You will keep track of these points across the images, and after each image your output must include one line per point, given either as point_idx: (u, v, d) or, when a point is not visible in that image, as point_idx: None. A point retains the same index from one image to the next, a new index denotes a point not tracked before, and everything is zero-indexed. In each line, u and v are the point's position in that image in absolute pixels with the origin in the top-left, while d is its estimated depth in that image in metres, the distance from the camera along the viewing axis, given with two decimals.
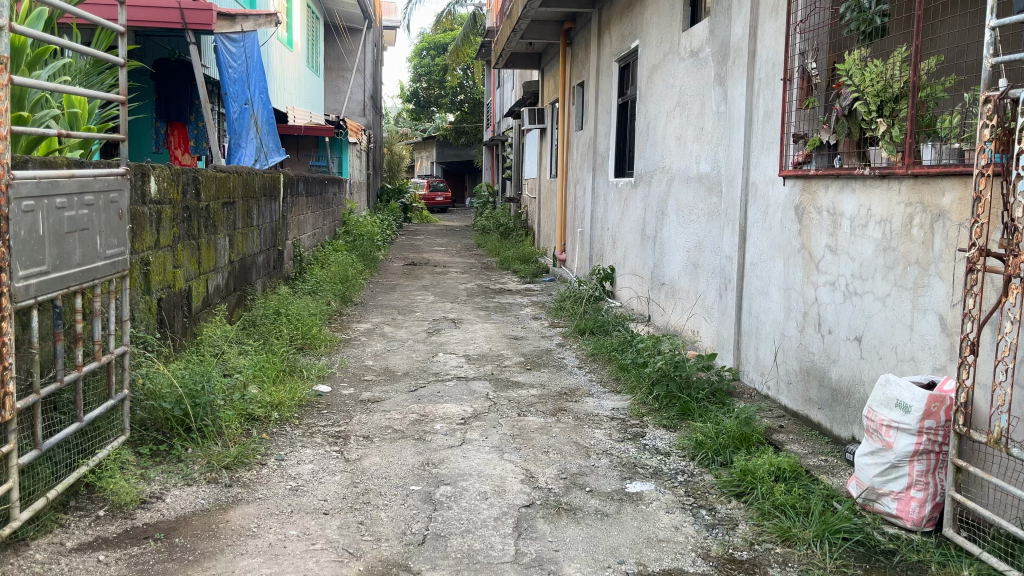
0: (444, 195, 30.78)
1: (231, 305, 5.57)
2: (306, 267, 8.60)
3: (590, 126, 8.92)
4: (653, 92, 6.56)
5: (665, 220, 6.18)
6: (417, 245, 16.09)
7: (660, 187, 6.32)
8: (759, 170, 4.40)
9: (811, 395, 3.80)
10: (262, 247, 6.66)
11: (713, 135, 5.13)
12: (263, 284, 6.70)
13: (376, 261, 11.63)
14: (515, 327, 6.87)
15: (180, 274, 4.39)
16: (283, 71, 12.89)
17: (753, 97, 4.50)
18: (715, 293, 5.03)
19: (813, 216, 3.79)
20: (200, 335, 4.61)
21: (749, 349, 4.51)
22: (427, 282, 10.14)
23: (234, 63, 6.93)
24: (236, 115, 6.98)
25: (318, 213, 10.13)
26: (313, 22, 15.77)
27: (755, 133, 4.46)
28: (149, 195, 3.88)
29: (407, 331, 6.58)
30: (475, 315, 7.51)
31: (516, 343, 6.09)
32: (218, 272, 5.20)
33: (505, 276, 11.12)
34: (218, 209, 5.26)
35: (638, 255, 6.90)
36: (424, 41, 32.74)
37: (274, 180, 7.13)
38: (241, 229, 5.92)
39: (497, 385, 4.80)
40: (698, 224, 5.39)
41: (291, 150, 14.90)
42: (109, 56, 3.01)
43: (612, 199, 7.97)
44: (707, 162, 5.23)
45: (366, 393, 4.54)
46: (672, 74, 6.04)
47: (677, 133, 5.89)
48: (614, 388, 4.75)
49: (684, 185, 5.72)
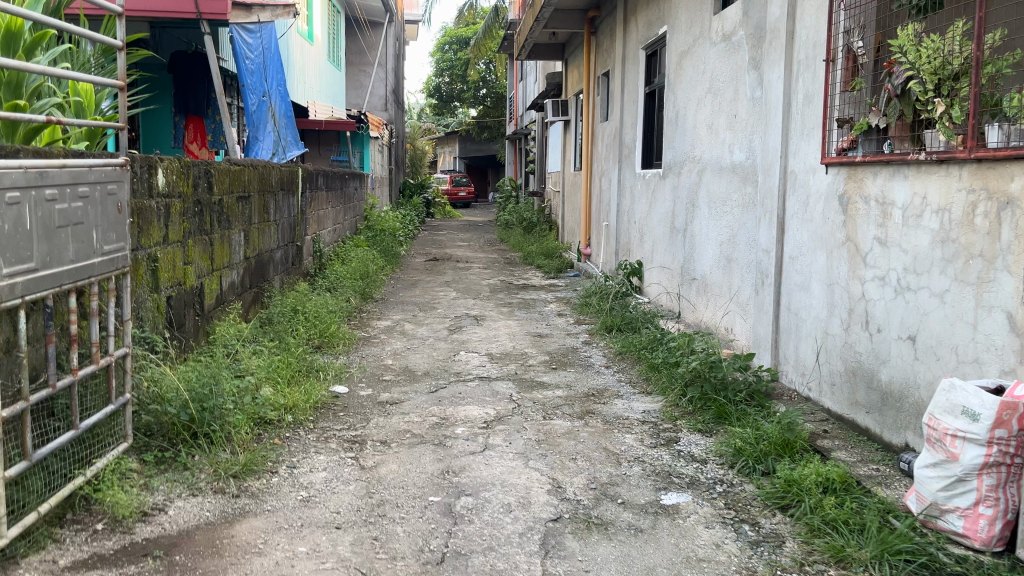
0: (466, 190, 30.60)
1: (247, 303, 5.42)
2: (326, 263, 8.44)
3: (616, 116, 8.67)
4: (682, 79, 6.30)
5: (696, 213, 5.93)
6: (440, 241, 15.93)
7: (690, 178, 6.07)
8: (799, 157, 4.15)
9: (858, 398, 3.55)
10: (280, 243, 6.51)
11: (748, 122, 4.88)
12: (282, 281, 6.54)
13: (397, 257, 11.46)
14: (540, 324, 6.65)
15: (191, 271, 4.23)
16: (304, 65, 12.77)
17: (791, 81, 4.24)
18: (750, 288, 4.78)
19: (860, 206, 3.53)
20: (213, 334, 4.45)
21: (788, 348, 4.26)
22: (450, 278, 9.95)
23: (251, 54, 6.76)
24: (255, 108, 6.84)
25: (339, 208, 9.97)
26: (334, 16, 15.64)
27: (794, 118, 4.20)
28: (157, 188, 3.71)
29: (428, 329, 6.39)
30: (498, 312, 7.31)
31: (540, 341, 5.88)
32: (232, 268, 5.04)
33: (528, 271, 10.91)
34: (233, 204, 5.10)
35: (667, 249, 6.65)
36: (446, 36, 32.58)
37: (293, 174, 6.96)
38: (258, 225, 5.76)
39: (521, 386, 4.59)
40: (731, 215, 5.13)
41: (312, 145, 14.78)
42: (108, 39, 2.84)
43: (639, 191, 7.72)
44: (741, 150, 4.98)
45: (384, 395, 4.35)
46: (703, 59, 5.78)
47: (708, 121, 5.64)
48: (645, 389, 4.53)
49: (715, 175, 5.47)
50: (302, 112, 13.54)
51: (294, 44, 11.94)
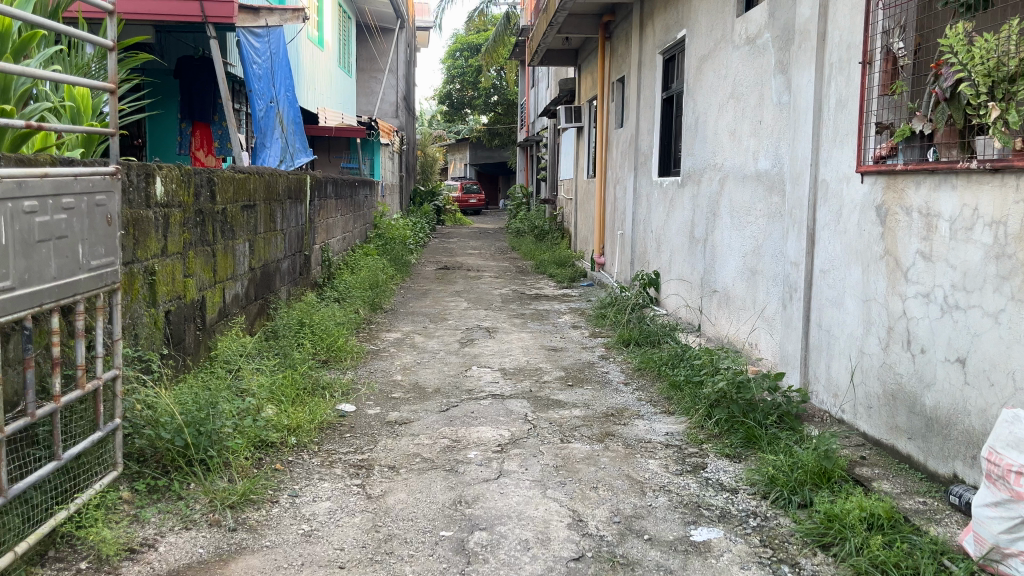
0: (477, 197, 30.43)
1: (252, 316, 5.24)
2: (335, 273, 8.26)
3: (632, 122, 8.48)
4: (702, 84, 6.09)
5: (717, 222, 5.71)
6: (450, 248, 15.74)
7: (711, 187, 5.85)
8: (831, 166, 3.93)
9: (899, 422, 3.32)
10: (287, 252, 6.33)
11: (774, 129, 4.66)
12: (289, 292, 6.36)
13: (407, 265, 11.28)
14: (554, 337, 6.43)
15: (192, 284, 4.05)
16: (313, 71, 12.64)
17: (822, 85, 4.03)
18: (777, 302, 4.56)
19: (900, 217, 3.31)
20: (215, 349, 4.27)
21: (819, 366, 4.03)
22: (460, 287, 9.75)
23: (258, 59, 6.60)
24: (262, 114, 6.67)
25: (348, 216, 9.79)
26: (345, 22, 15.52)
27: (825, 124, 3.99)
28: (155, 198, 3.53)
29: (439, 342, 6.19)
30: (511, 323, 7.10)
31: (555, 355, 5.66)
32: (236, 280, 4.86)
33: (541, 281, 10.70)
34: (238, 213, 4.93)
35: (686, 259, 6.43)
36: (457, 43, 32.51)
37: (301, 181, 6.79)
38: (264, 235, 5.59)
39: (535, 405, 4.37)
40: (756, 226, 4.91)
41: (322, 151, 14.64)
42: (100, 39, 2.65)
43: (656, 199, 7.51)
44: (767, 158, 4.76)
45: (393, 414, 4.14)
46: (725, 64, 5.57)
47: (731, 128, 5.43)
48: (666, 408, 4.31)
49: (738, 184, 5.26)
50: (312, 119, 13.40)
51: (304, 50, 11.80)
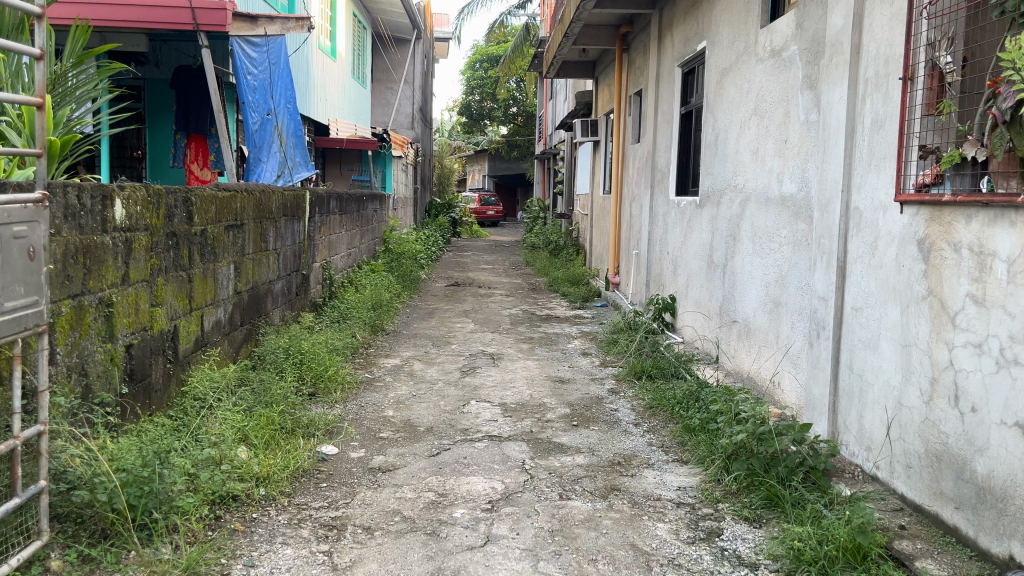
0: (495, 209, 30.13)
1: (236, 343, 4.91)
2: (336, 291, 7.94)
3: (649, 137, 8.11)
4: (723, 99, 5.72)
5: (737, 247, 5.32)
6: (463, 263, 15.40)
7: (731, 209, 5.46)
8: (865, 192, 3.54)
9: (944, 488, 2.92)
10: (281, 273, 6.01)
11: (801, 150, 4.27)
12: (282, 315, 6.04)
13: (415, 282, 10.94)
14: (562, 366, 6.05)
15: (162, 313, 3.73)
16: (325, 82, 12.39)
17: (856, 102, 3.64)
18: (803, 340, 4.16)
19: (947, 254, 2.92)
20: (188, 384, 3.93)
21: (849, 414, 3.63)
22: (469, 306, 9.39)
23: (254, 69, 6.30)
24: (257, 127, 6.38)
25: (354, 232, 9.49)
26: (359, 32, 15.28)
27: (859, 146, 3.60)
28: (115, 221, 3.21)
29: (439, 370, 5.82)
30: (517, 349, 6.72)
31: (561, 388, 5.28)
32: (218, 305, 4.54)
33: (553, 300, 10.32)
34: (222, 234, 4.61)
35: (704, 285, 6.04)
36: (477, 54, 32.32)
37: (298, 198, 6.48)
38: (253, 255, 5.27)
39: (535, 449, 3.99)
40: (780, 254, 4.53)
41: (333, 163, 14.37)
42: (25, 47, 2.32)
43: (673, 219, 7.12)
44: (792, 181, 4.38)
45: (378, 459, 3.79)
46: (748, 78, 5.18)
47: (753, 147, 5.05)
48: (679, 456, 3.92)
49: (761, 207, 4.87)
50: (323, 130, 13.14)
51: (314, 60, 11.55)
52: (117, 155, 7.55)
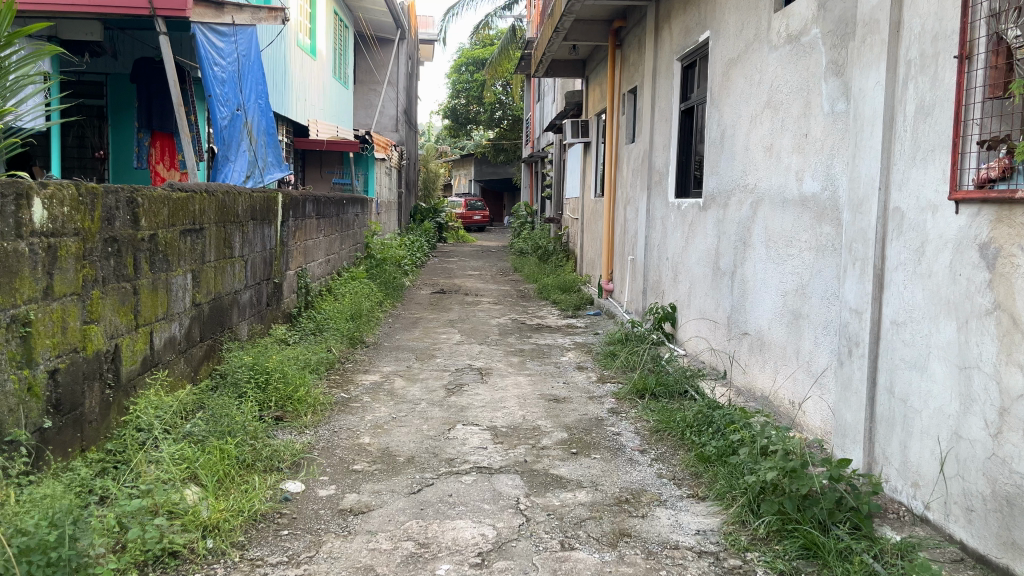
0: (481, 214, 29.70)
1: (195, 360, 4.41)
2: (313, 301, 7.43)
3: (645, 136, 7.67)
4: (730, 91, 5.27)
5: (749, 252, 4.88)
6: (449, 269, 14.90)
7: (741, 212, 5.02)
8: (907, 190, 3.08)
9: (1018, 538, 2.47)
10: (248, 282, 5.51)
11: (825, 144, 3.83)
12: (250, 327, 5.53)
13: (399, 290, 10.44)
14: (556, 382, 5.56)
15: (98, 332, 3.21)
16: (304, 81, 11.90)
17: (895, 87, 3.19)
18: (830, 356, 3.72)
19: (1019, 262, 2.47)
20: (131, 411, 3.42)
21: (890, 444, 3.17)
22: (455, 315, 8.90)
23: (220, 60, 5.80)
24: (223, 123, 5.86)
25: (334, 237, 8.99)
26: (341, 30, 14.80)
27: (901, 137, 3.15)
28: (33, 225, 2.71)
29: (423, 388, 5.32)
30: (508, 363, 6.23)
31: (556, 408, 4.80)
32: (171, 320, 4.03)
33: (544, 308, 9.85)
34: (177, 239, 4.11)
35: (709, 293, 5.59)
36: (463, 57, 31.92)
37: (268, 200, 5.98)
38: (215, 263, 4.77)
39: (531, 484, 3.51)
40: (800, 259, 4.09)
41: (313, 166, 13.83)
42: None
43: (672, 223, 6.68)
44: (815, 179, 3.93)
45: (351, 498, 3.29)
46: (759, 67, 4.74)
47: (767, 142, 4.60)
48: (694, 490, 3.45)
49: (777, 209, 4.42)
50: (303, 131, 12.64)
51: (292, 58, 11.08)
52: (77, 155, 7.25)
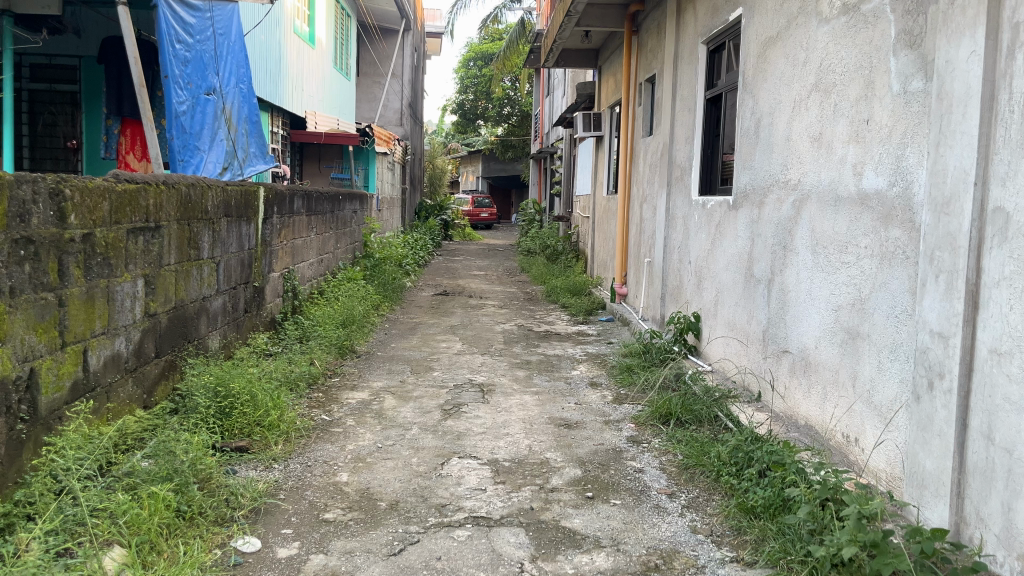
0: (489, 211, 29.10)
1: (149, 380, 3.81)
2: (301, 306, 6.83)
3: (665, 127, 7.03)
4: (767, 74, 4.63)
5: (791, 258, 4.24)
6: (454, 269, 14.28)
7: (781, 211, 4.38)
8: (1016, 186, 2.43)
9: None
10: (221, 287, 4.90)
11: (895, 129, 3.18)
12: (223, 338, 4.93)
13: (398, 291, 9.83)
14: (567, 402, 4.92)
15: (4, 355, 2.61)
16: (301, 71, 11.30)
17: (998, 56, 2.54)
18: (900, 387, 3.07)
19: None
20: (47, 448, 2.81)
21: (987, 506, 2.54)
22: (457, 320, 8.28)
23: (185, 37, 5.16)
24: (185, 108, 5.18)
25: (328, 235, 8.39)
26: (342, 19, 14.17)
27: (1005, 118, 2.50)
28: None
29: (416, 409, 4.69)
30: (513, 378, 5.60)
31: (568, 436, 4.17)
32: (114, 334, 3.42)
33: (552, 312, 9.22)
34: (123, 239, 3.50)
35: (741, 302, 4.96)
36: (471, 51, 31.32)
37: (247, 195, 5.37)
38: (177, 267, 4.16)
39: (538, 541, 2.88)
40: (859, 268, 3.45)
41: (311, 160, 13.23)
42: None
43: (696, 223, 6.04)
44: (879, 173, 3.29)
45: (315, 563, 2.67)
46: (805, 44, 4.10)
47: (814, 130, 3.96)
48: (739, 553, 2.82)
49: (827, 208, 3.78)
50: (300, 123, 12.02)
51: (288, 45, 10.47)
52: (49, 144, 7.00)
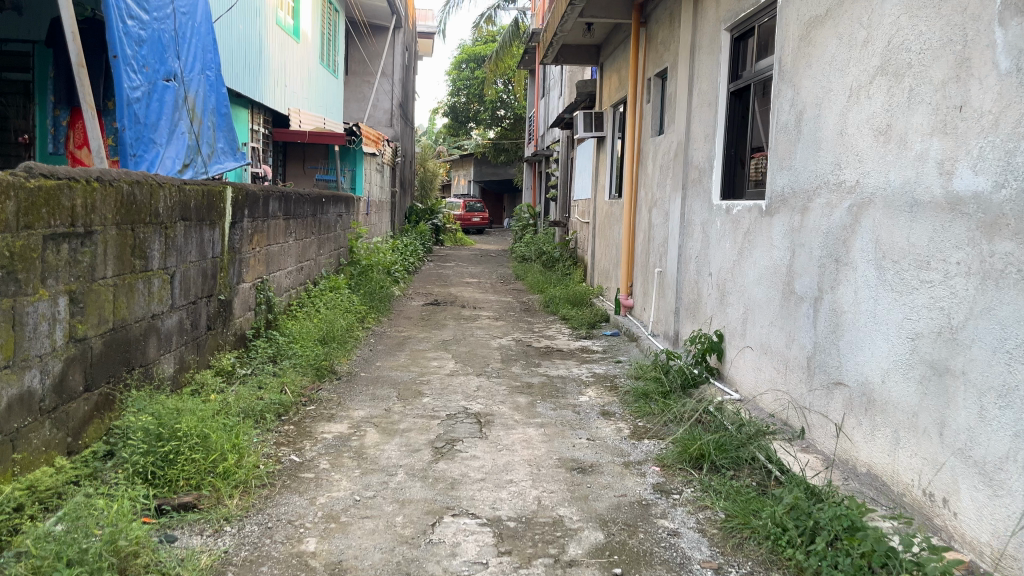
0: (480, 216, 28.48)
1: (76, 420, 3.12)
2: (276, 320, 6.14)
3: (680, 124, 6.38)
4: (811, 59, 3.99)
5: (846, 273, 3.59)
6: (446, 276, 13.60)
7: (832, 218, 3.73)
8: None
9: None
10: (176, 302, 4.21)
11: (1003, 117, 2.54)
12: (178, 362, 4.24)
13: (386, 302, 9.15)
14: (577, 437, 4.26)
15: None
16: (283, 65, 10.61)
17: None
18: (1017, 445, 2.42)
19: None
20: None
21: None
22: (449, 335, 7.61)
23: (141, 14, 4.46)
24: (140, 95, 4.44)
25: (309, 240, 7.71)
26: (330, 14, 13.53)
27: None
28: None
29: (402, 446, 4.02)
30: (513, 405, 4.92)
31: (582, 485, 3.50)
32: (22, 367, 2.74)
33: (552, 325, 8.56)
34: (37, 249, 2.82)
35: (778, 322, 4.31)
36: (463, 54, 30.76)
37: (210, 196, 4.68)
38: (116, 281, 3.47)
39: None
40: (947, 291, 2.81)
41: (295, 160, 12.55)
42: None
43: (718, 231, 5.38)
44: (979, 172, 2.65)
45: None
46: (865, 21, 3.46)
47: (879, 122, 3.32)
48: None
49: (901, 215, 3.13)
50: (283, 122, 11.36)
51: (270, 37, 9.79)
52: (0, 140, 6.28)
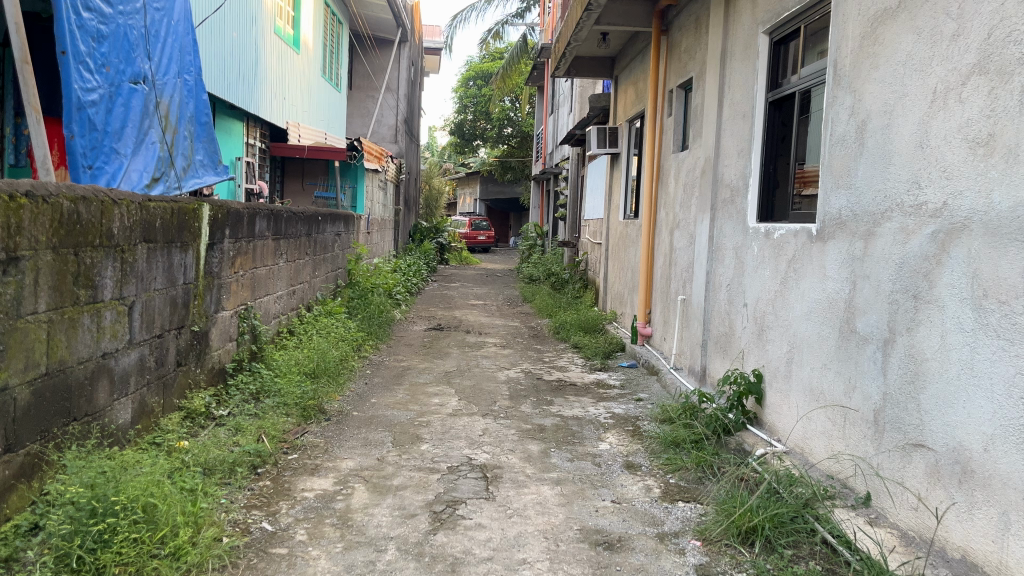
0: (486, 234, 27.98)
1: None
2: (261, 351, 5.55)
3: (708, 138, 5.81)
4: (878, 60, 3.41)
5: (927, 312, 2.98)
6: (450, 297, 13.01)
7: (908, 246, 3.13)
8: None
9: None
10: (135, 337, 3.63)
11: None
12: (137, 406, 3.65)
13: (385, 327, 8.56)
14: (600, 499, 3.64)
15: None
16: (281, 77, 10.10)
17: None
18: None
19: None
20: None
21: None
22: (452, 365, 7.01)
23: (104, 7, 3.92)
24: (99, 99, 3.89)
25: (303, 262, 7.13)
26: (334, 25, 13.05)
27: None
28: None
29: (395, 510, 3.41)
30: (524, 455, 4.30)
31: (611, 569, 2.89)
32: None
33: (564, 354, 7.94)
34: None
35: (834, 366, 3.70)
36: (470, 71, 30.43)
37: (181, 214, 4.11)
38: (53, 315, 2.89)
39: None
40: None
41: (293, 176, 11.99)
42: None
43: (755, 257, 4.79)
44: None
45: None
46: (955, 11, 2.88)
47: (977, 131, 2.72)
48: None
49: (1011, 245, 2.53)
50: (282, 136, 10.82)
51: (267, 46, 9.28)
52: None
